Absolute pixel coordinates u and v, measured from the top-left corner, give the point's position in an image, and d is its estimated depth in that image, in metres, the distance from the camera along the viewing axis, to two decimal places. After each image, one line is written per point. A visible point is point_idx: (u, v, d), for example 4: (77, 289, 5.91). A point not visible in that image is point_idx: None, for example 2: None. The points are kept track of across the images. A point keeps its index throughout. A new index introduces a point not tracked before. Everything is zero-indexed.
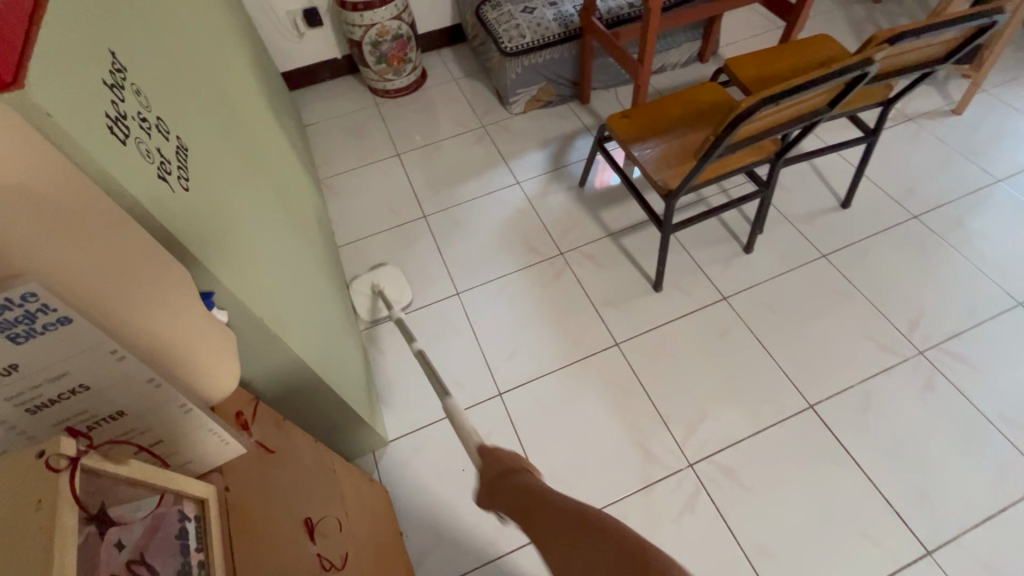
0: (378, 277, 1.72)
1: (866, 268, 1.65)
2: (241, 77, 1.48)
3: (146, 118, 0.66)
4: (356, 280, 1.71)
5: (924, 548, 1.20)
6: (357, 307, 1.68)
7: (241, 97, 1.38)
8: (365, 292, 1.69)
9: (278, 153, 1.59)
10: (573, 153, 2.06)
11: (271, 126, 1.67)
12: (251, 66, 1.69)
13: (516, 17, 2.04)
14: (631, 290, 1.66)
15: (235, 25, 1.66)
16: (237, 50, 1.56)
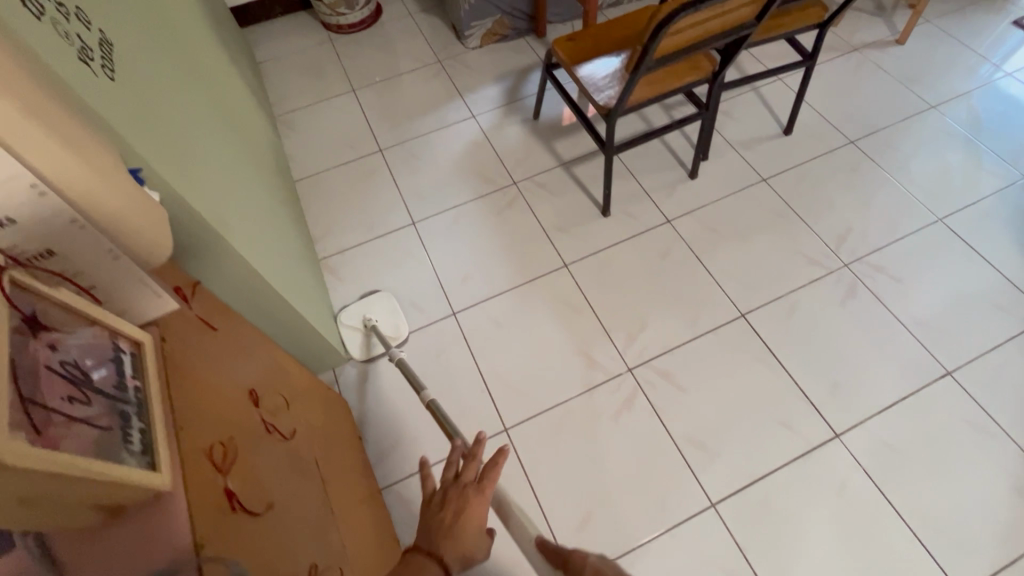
0: (370, 308, 1.57)
1: (801, 190, 1.74)
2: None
3: (63, 4, 0.67)
4: (345, 314, 1.56)
5: (833, 432, 1.33)
6: (348, 345, 1.53)
7: (179, 16, 1.36)
8: (357, 328, 1.54)
9: (224, 79, 1.57)
10: (528, 86, 2.07)
11: (218, 53, 1.65)
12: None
13: None
14: (581, 215, 1.73)
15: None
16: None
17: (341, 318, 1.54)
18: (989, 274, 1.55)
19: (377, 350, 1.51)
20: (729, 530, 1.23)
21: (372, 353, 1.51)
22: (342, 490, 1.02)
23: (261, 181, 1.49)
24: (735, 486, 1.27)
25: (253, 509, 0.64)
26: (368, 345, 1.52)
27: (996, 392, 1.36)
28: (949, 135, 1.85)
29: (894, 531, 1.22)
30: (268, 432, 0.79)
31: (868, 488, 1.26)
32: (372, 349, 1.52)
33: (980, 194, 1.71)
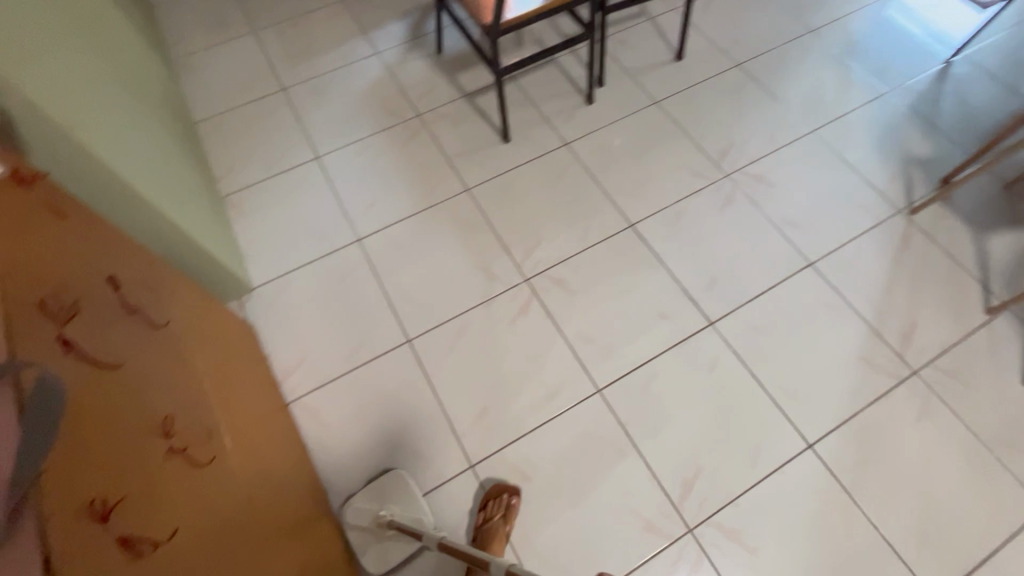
0: (381, 496, 1.24)
1: (690, 111, 1.84)
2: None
3: None
4: (354, 514, 1.23)
5: (707, 320, 1.46)
6: (367, 557, 1.20)
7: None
8: (370, 526, 1.21)
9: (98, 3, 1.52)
10: (431, 22, 2.08)
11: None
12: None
13: None
14: (482, 142, 1.78)
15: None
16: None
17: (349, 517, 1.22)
18: (852, 178, 1.70)
19: (402, 548, 1.20)
20: (612, 410, 1.35)
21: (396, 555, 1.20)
22: (234, 387, 1.08)
23: (149, 111, 1.48)
24: (618, 373, 1.40)
25: (97, 359, 0.69)
26: (388, 547, 1.20)
27: (849, 278, 1.53)
28: (825, 57, 1.98)
29: (757, 400, 1.37)
30: (129, 313, 0.84)
31: (736, 366, 1.41)
32: (394, 551, 1.20)
33: (848, 109, 1.85)
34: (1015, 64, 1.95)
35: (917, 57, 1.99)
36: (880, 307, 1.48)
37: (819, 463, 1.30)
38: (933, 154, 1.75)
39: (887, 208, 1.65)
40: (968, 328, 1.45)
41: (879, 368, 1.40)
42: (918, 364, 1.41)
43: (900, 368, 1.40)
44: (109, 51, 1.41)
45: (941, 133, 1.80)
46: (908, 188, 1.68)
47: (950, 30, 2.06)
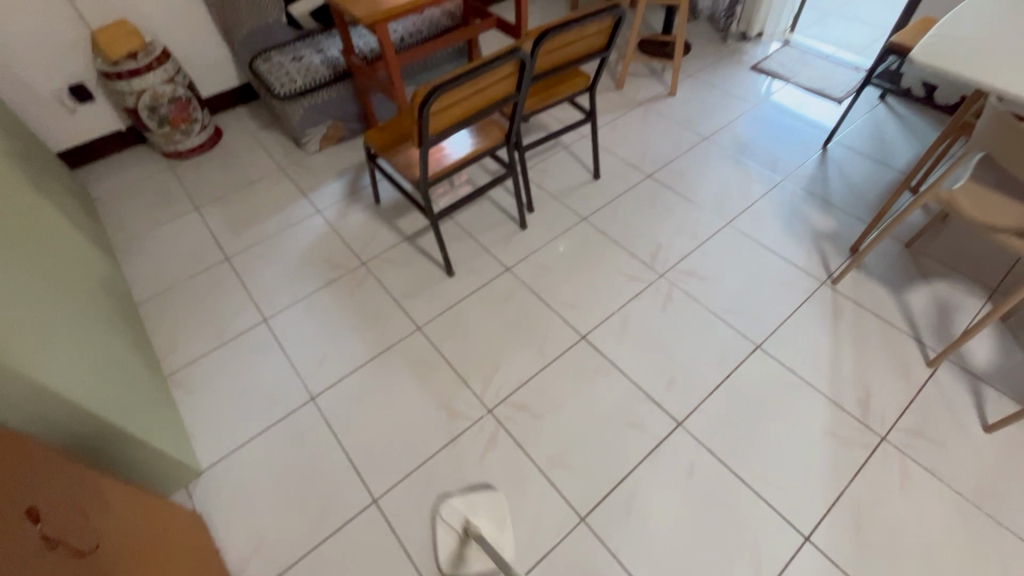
0: (474, 508, 1.32)
1: (616, 222, 1.99)
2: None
3: None
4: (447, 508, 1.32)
5: (676, 421, 1.46)
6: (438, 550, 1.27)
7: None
8: (454, 529, 1.28)
9: (26, 205, 1.54)
10: (367, 177, 2.24)
11: (20, 182, 1.61)
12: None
13: (285, 65, 2.18)
14: (428, 279, 1.84)
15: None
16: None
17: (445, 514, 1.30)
18: (773, 260, 1.84)
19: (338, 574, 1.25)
20: (600, 539, 1.27)
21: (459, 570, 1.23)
22: None
23: (81, 301, 1.45)
24: (598, 496, 1.34)
25: None
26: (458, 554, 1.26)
27: (796, 355, 1.59)
28: (723, 158, 2.24)
29: (742, 497, 1.33)
30: (51, 546, 0.76)
31: (713, 465, 1.38)
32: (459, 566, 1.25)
33: (754, 199, 2.06)
34: (879, 144, 2.25)
35: (798, 147, 2.28)
36: (832, 378, 1.53)
37: (822, 557, 1.24)
38: (836, 227, 1.94)
39: (812, 281, 1.77)
40: (918, 384, 1.51)
41: (850, 440, 1.41)
42: (884, 429, 1.43)
43: (869, 437, 1.42)
44: (37, 250, 1.41)
45: (837, 208, 2.01)
46: (824, 261, 1.83)
47: (819, 122, 2.39)
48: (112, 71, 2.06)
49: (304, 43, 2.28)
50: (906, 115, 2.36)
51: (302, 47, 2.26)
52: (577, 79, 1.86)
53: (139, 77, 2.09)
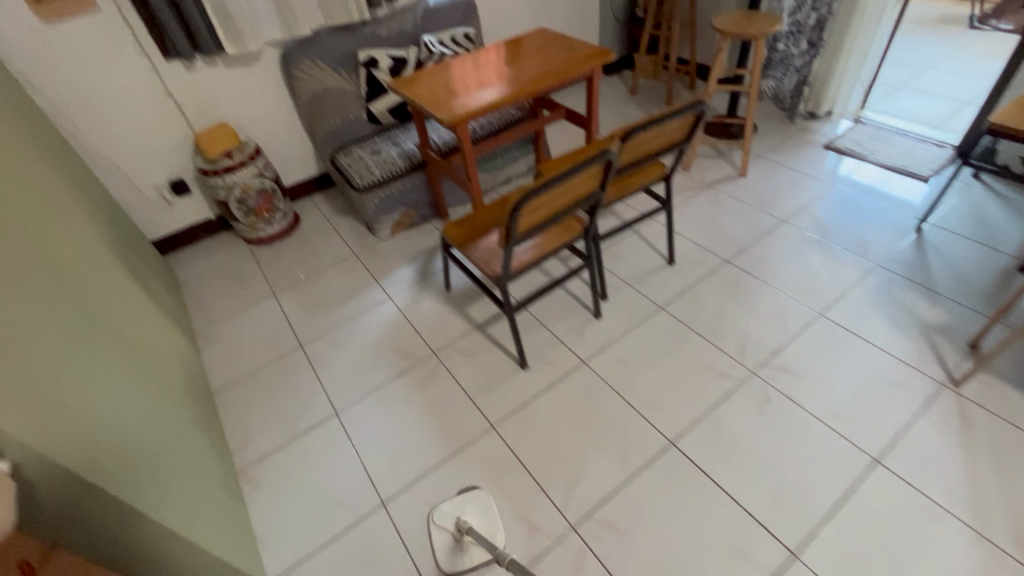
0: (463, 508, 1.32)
1: (696, 311, 1.89)
2: (62, 228, 1.50)
3: None
4: (438, 513, 1.29)
5: (790, 551, 1.28)
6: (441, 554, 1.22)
7: (61, 247, 1.41)
8: (448, 532, 1.25)
9: (120, 298, 1.59)
10: (437, 262, 2.27)
11: (119, 277, 1.69)
12: (91, 226, 1.73)
13: (365, 159, 2.29)
14: (502, 372, 1.78)
15: (60, 182, 1.71)
16: (62, 210, 1.59)
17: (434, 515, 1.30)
18: (878, 356, 1.68)
19: None
20: None
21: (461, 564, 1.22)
22: None
23: (163, 394, 1.44)
24: None
25: None
26: (459, 553, 1.23)
27: (922, 472, 1.39)
28: (805, 241, 2.13)
29: None
30: None
31: None
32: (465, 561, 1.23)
33: (846, 286, 1.92)
34: (981, 225, 2.09)
35: (888, 229, 2.14)
36: (975, 505, 1.31)
37: None
38: (946, 319, 1.76)
39: (928, 382, 1.59)
40: None
41: None
42: None
43: None
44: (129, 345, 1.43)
45: (944, 296, 1.83)
46: (940, 358, 1.64)
47: (907, 202, 2.26)
48: (210, 168, 2.22)
49: (381, 137, 2.41)
50: (1007, 193, 2.20)
51: (380, 141, 2.38)
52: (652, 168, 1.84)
53: (233, 173, 2.24)
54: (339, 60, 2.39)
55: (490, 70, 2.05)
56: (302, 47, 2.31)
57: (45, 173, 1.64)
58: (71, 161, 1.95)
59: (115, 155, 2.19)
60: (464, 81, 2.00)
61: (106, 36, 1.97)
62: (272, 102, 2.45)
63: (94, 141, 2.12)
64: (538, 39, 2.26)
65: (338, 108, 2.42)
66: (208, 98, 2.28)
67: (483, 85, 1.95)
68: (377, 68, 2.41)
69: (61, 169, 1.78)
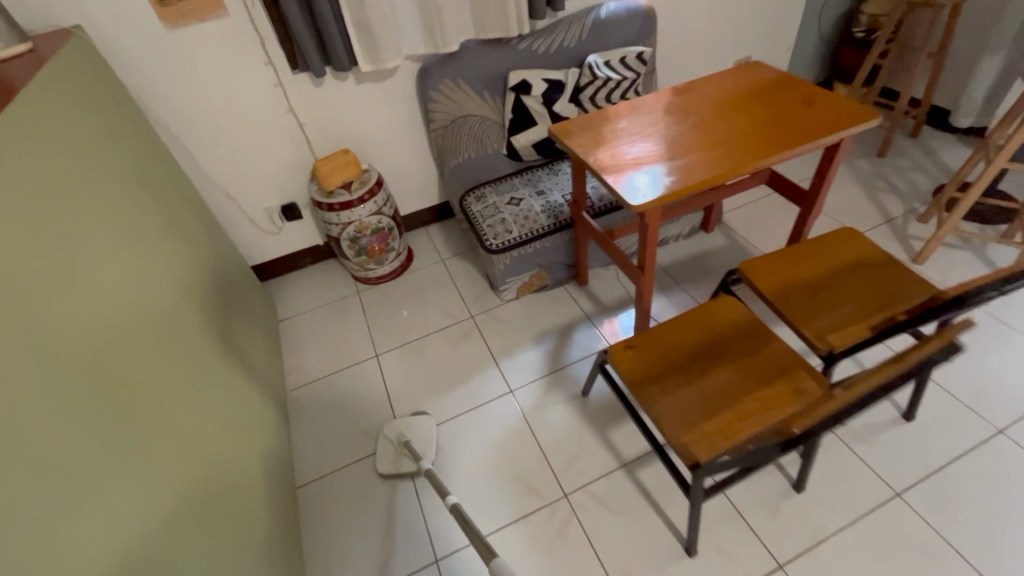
0: (409, 428, 1.63)
1: (956, 517, 1.28)
2: (150, 316, 1.20)
3: None
4: (388, 426, 1.64)
5: None
6: (380, 456, 1.60)
7: (142, 356, 1.10)
8: (392, 442, 1.61)
9: (205, 395, 1.28)
10: (570, 352, 1.82)
11: (207, 354, 1.39)
12: (185, 289, 1.45)
13: (500, 210, 1.86)
14: (658, 553, 1.31)
15: (159, 235, 1.43)
16: (156, 281, 1.30)
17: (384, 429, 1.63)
18: None
19: None
20: None
21: (399, 470, 1.56)
22: None
23: (220, 552, 1.06)
24: None
25: None
26: (398, 460, 1.58)
27: None
28: None
29: None
30: None
31: None
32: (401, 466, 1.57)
33: None
34: None
35: None
36: None
37: None
38: None
39: None
40: None
41: None
42: None
43: None
44: (205, 485, 1.11)
45: None
46: None
47: None
48: (324, 201, 1.90)
49: (522, 180, 1.96)
50: None
51: (520, 186, 1.94)
52: (915, 298, 1.27)
53: (349, 209, 1.92)
54: (485, 81, 1.97)
55: (686, 121, 1.51)
56: (445, 64, 1.91)
57: (142, 229, 1.36)
58: (176, 189, 1.69)
59: (227, 174, 1.94)
60: (649, 137, 1.47)
61: (233, 44, 1.68)
62: (401, 122, 2.09)
63: (207, 159, 1.88)
64: (748, 76, 1.67)
65: (475, 138, 2.01)
66: (332, 117, 1.96)
67: (679, 149, 1.41)
68: (528, 93, 1.97)
69: (162, 215, 1.51)
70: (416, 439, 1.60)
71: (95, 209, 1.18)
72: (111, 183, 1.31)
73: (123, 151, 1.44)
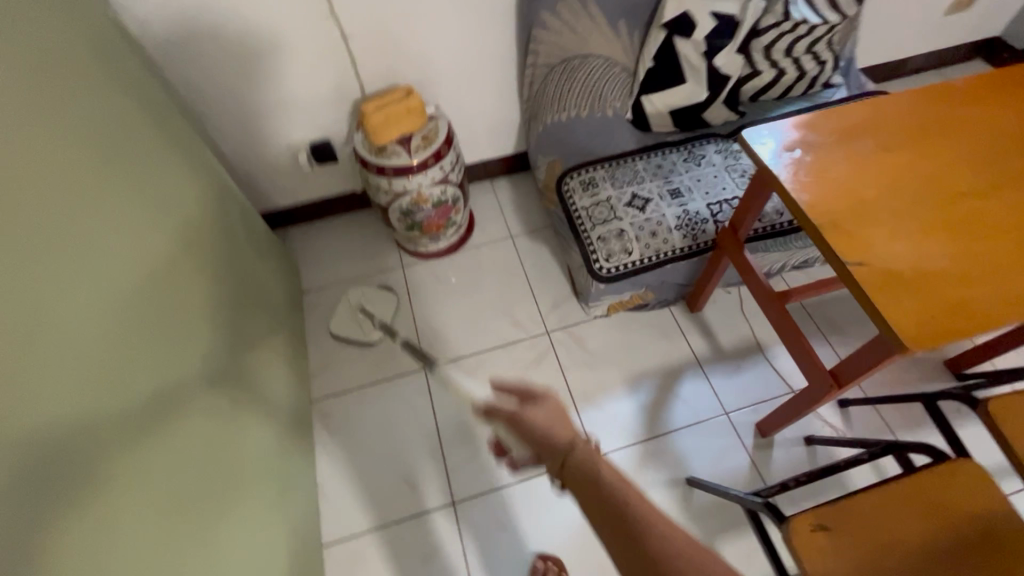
0: (369, 296, 1.64)
1: None
2: (135, 404, 0.75)
3: None
4: (349, 292, 1.65)
5: None
6: (336, 317, 1.61)
7: (111, 503, 0.67)
8: (350, 308, 1.62)
9: (219, 496, 0.91)
10: (673, 410, 1.42)
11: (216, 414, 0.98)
12: (187, 311, 0.97)
13: (617, 213, 1.32)
14: None
15: (152, 227, 0.92)
16: (150, 328, 0.85)
17: (346, 294, 1.63)
18: None
19: None
20: None
21: (354, 336, 1.58)
22: None
23: None
24: None
25: None
26: (354, 326, 1.60)
27: None
28: None
29: None
30: None
31: None
32: (356, 333, 1.59)
33: None
34: None
35: None
36: None
37: None
38: None
39: None
40: None
41: None
42: None
43: None
44: None
45: None
46: None
47: None
48: (374, 163, 1.36)
49: (649, 166, 1.39)
50: None
51: (646, 176, 1.37)
52: None
53: (406, 177, 1.38)
54: (624, 6, 1.33)
55: (988, 163, 0.91)
56: None
57: (127, 228, 0.85)
58: (185, 130, 1.15)
59: (238, 95, 1.38)
60: (889, 188, 0.89)
61: None
62: (487, 45, 1.45)
63: (211, 70, 1.30)
64: None
65: (592, 89, 1.40)
66: (391, 30, 1.34)
67: (934, 232, 0.84)
68: (687, 37, 1.31)
69: (156, 181, 0.97)
70: (376, 308, 1.62)
71: (44, 223, 0.67)
72: (83, 153, 0.78)
73: (101, 83, 0.88)
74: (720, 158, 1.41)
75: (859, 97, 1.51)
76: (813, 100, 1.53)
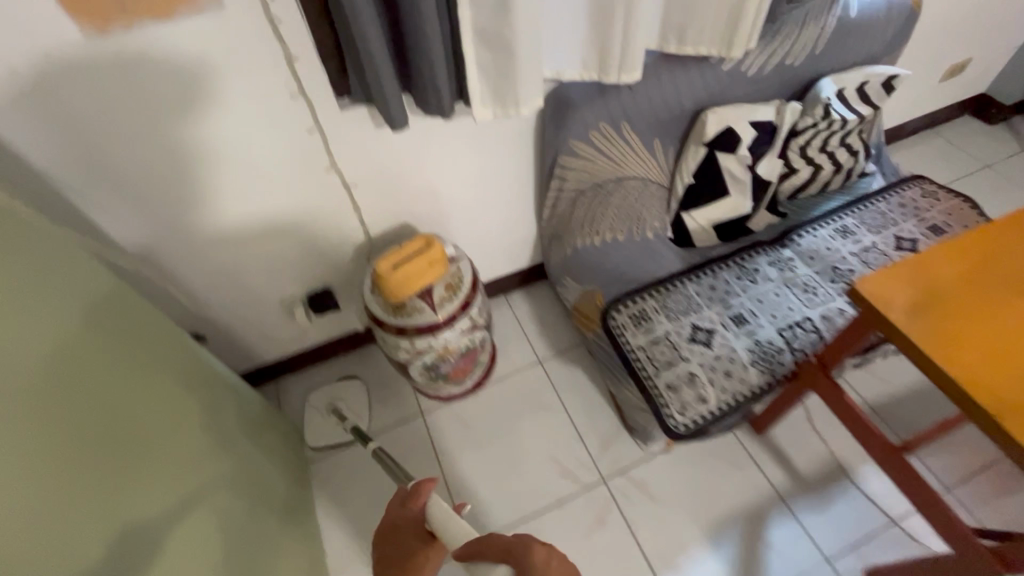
0: (339, 393, 1.51)
1: None
2: None
3: None
4: (314, 393, 1.51)
5: None
6: (307, 426, 1.45)
7: None
8: (320, 410, 1.48)
9: None
10: (770, 568, 1.22)
11: None
12: (175, 501, 0.75)
13: (681, 353, 1.15)
14: None
15: (122, 476, 0.66)
16: None
17: (312, 397, 1.50)
18: None
19: None
20: None
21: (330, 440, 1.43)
22: None
23: None
24: None
25: None
26: (328, 430, 1.45)
27: None
28: None
29: None
30: None
31: None
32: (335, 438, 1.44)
33: None
34: None
35: None
36: None
37: None
38: None
39: None
40: None
41: None
42: None
43: None
44: None
45: None
46: None
47: None
48: (392, 323, 1.16)
49: (702, 290, 1.24)
50: None
51: (702, 303, 1.22)
52: None
53: (430, 335, 1.18)
54: (658, 124, 1.19)
55: None
56: (602, 97, 1.10)
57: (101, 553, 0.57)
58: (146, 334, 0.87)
59: (222, 259, 1.16)
60: None
61: (230, 54, 0.86)
62: (503, 171, 1.29)
63: (190, 243, 1.09)
64: None
65: (628, 212, 1.25)
66: (398, 172, 1.17)
67: None
68: (732, 152, 1.20)
69: (123, 455, 0.68)
70: (350, 404, 1.49)
71: None
72: (28, 334, 0.59)
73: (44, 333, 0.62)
74: (775, 271, 1.28)
75: (897, 186, 1.42)
76: (851, 190, 1.44)
